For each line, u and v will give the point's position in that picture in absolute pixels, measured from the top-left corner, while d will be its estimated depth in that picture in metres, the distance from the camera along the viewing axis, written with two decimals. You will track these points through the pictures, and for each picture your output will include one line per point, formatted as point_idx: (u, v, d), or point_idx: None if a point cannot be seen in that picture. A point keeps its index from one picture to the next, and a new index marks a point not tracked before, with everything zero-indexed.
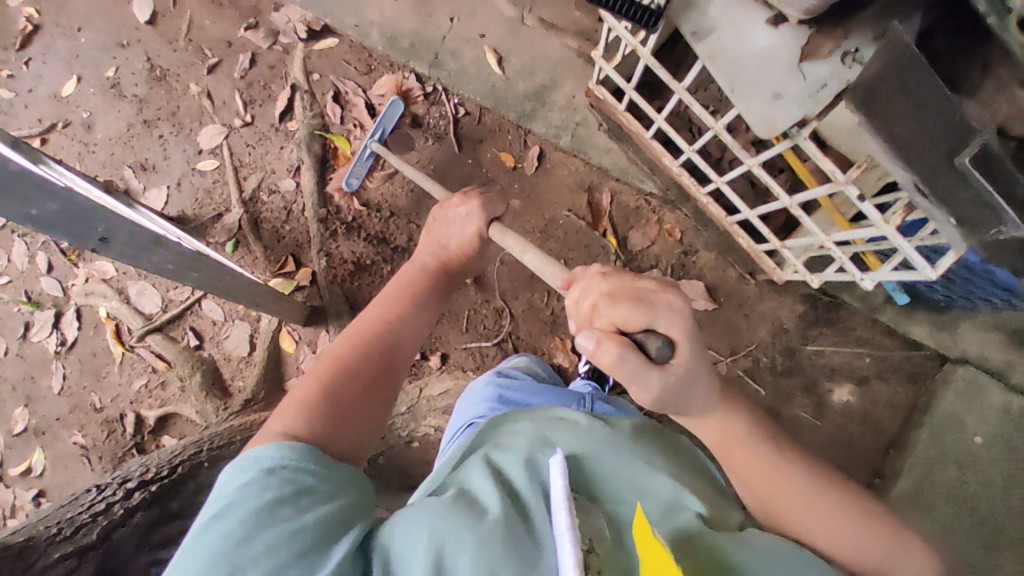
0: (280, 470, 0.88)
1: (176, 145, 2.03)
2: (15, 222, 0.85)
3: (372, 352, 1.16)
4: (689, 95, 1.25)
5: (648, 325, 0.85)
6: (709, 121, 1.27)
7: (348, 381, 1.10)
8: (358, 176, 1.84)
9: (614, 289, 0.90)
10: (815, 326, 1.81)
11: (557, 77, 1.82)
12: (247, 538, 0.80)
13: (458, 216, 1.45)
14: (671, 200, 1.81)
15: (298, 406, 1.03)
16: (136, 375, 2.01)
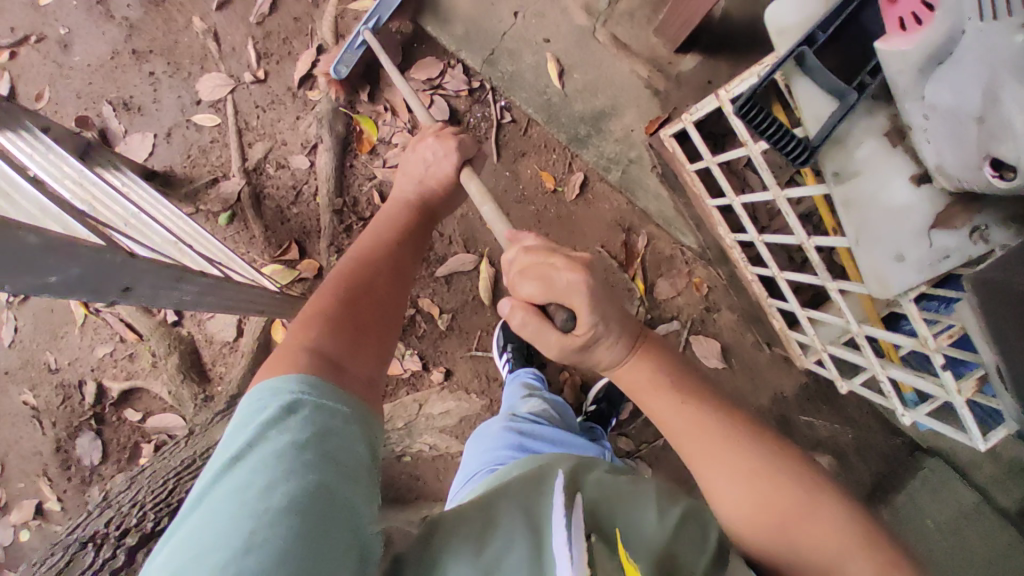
0: (299, 410, 0.68)
1: (169, 88, 1.75)
2: (29, 293, 0.70)
3: (380, 277, 0.93)
4: (787, 204, 1.18)
5: (548, 288, 0.76)
6: (800, 236, 1.23)
7: (354, 303, 0.86)
8: (347, 66, 1.58)
9: (523, 256, 0.81)
10: (813, 401, 1.83)
11: (619, 103, 1.67)
12: (266, 491, 0.61)
13: (435, 140, 1.16)
14: (707, 258, 1.76)
15: (301, 325, 0.81)
16: (100, 342, 1.83)
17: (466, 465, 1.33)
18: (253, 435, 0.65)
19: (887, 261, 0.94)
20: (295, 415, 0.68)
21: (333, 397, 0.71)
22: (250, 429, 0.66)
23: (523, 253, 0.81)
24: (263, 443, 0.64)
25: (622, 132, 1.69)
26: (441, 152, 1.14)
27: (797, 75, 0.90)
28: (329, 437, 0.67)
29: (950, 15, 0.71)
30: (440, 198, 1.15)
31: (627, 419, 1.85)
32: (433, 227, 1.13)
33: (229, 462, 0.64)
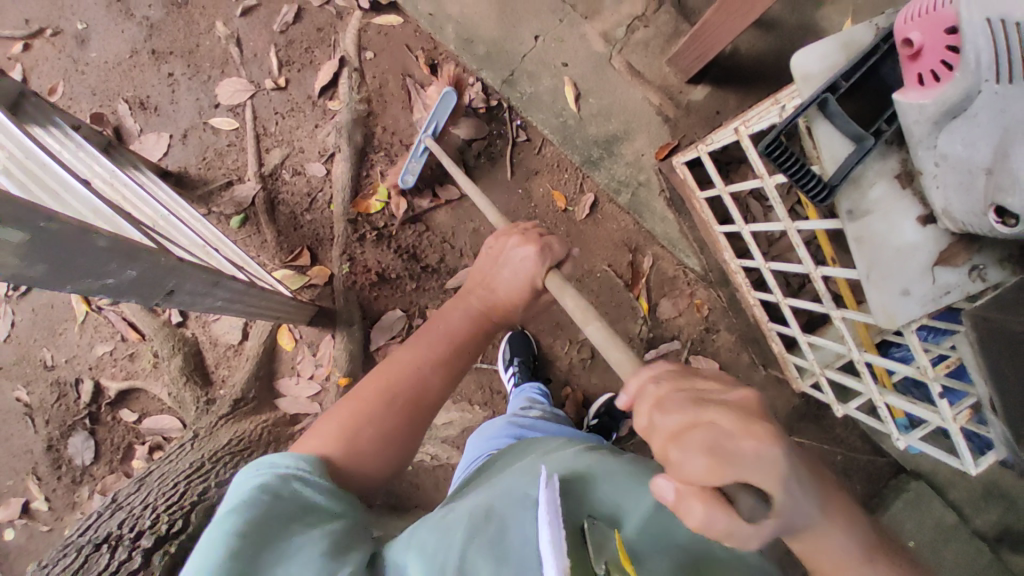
0: (291, 481, 0.75)
1: (187, 90, 1.75)
2: (85, 293, 0.71)
3: (396, 404, 0.93)
4: (797, 236, 1.24)
5: (730, 477, 0.51)
6: (808, 266, 1.29)
7: (364, 428, 0.88)
8: (412, 172, 1.68)
9: (665, 415, 0.56)
10: (802, 420, 1.89)
11: (632, 129, 1.74)
12: (251, 536, 0.67)
13: (502, 255, 1.09)
14: (709, 280, 1.81)
15: (312, 446, 0.86)
16: (100, 340, 1.81)
17: (468, 453, 1.32)
18: (247, 494, 0.72)
19: (894, 294, 1.00)
20: (286, 483, 0.75)
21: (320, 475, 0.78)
22: (253, 483, 0.74)
23: (670, 414, 0.56)
24: (256, 500, 0.71)
25: (633, 156, 1.75)
26: (503, 258, 1.08)
27: (819, 117, 0.97)
28: (310, 508, 0.74)
29: (967, 79, 0.78)
30: (494, 304, 1.07)
31: (626, 434, 1.89)
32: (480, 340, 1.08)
33: (225, 514, 0.70)
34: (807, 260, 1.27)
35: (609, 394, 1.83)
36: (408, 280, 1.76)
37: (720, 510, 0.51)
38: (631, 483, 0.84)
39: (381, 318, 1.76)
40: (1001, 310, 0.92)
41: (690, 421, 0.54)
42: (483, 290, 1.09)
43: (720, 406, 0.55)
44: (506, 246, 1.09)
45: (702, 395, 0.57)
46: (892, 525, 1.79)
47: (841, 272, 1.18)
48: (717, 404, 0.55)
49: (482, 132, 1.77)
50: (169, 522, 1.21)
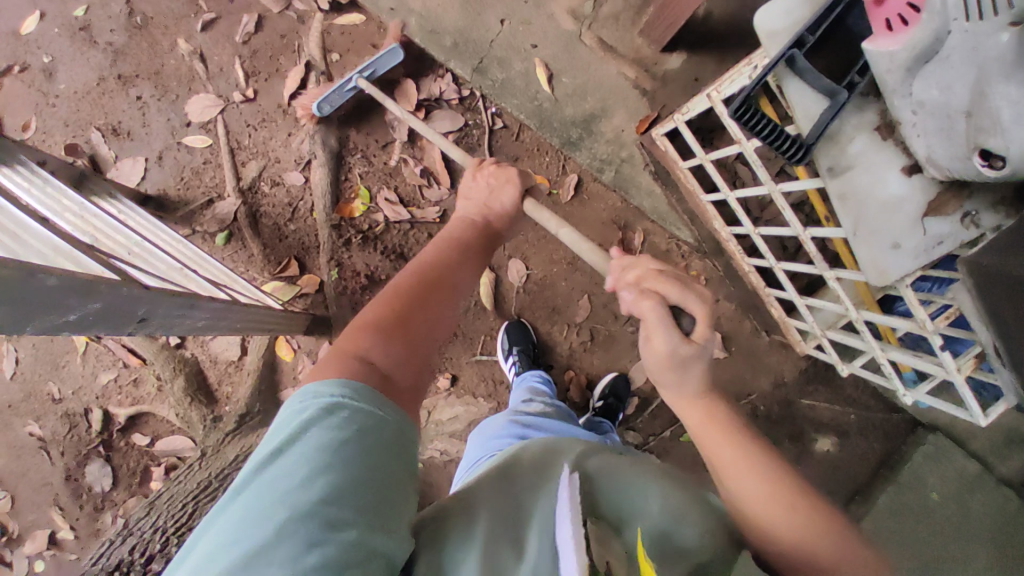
0: (340, 413, 0.69)
1: (157, 111, 1.73)
2: (49, 332, 0.71)
3: (432, 288, 0.94)
4: (783, 199, 1.21)
5: (674, 337, 0.80)
6: (796, 228, 1.26)
7: (412, 311, 0.89)
8: (332, 105, 1.61)
9: (646, 280, 0.86)
10: (811, 383, 1.88)
11: (609, 105, 1.69)
12: (303, 483, 0.62)
13: (488, 175, 1.25)
14: (703, 251, 1.78)
15: (357, 330, 0.84)
16: (103, 369, 1.82)
17: (470, 452, 1.31)
18: (297, 428, 0.67)
19: (885, 250, 0.97)
20: (336, 415, 0.68)
21: (371, 401, 0.72)
22: (301, 418, 0.68)
23: (651, 280, 0.85)
24: (311, 436, 0.66)
25: (613, 133, 1.71)
26: (502, 180, 1.23)
27: (788, 74, 0.93)
28: (369, 440, 0.68)
29: (935, 20, 0.75)
30: (496, 216, 1.19)
31: (633, 412, 1.88)
32: (485, 245, 1.13)
33: (275, 454, 0.65)
34: (794, 223, 1.24)
35: (614, 375, 1.81)
36: None
37: (660, 340, 0.81)
38: (644, 480, 0.80)
39: None
40: (999, 254, 0.88)
41: (659, 286, 0.84)
42: (486, 210, 1.20)
43: (683, 291, 0.82)
44: (503, 171, 1.24)
45: (674, 275, 0.85)
46: (912, 481, 1.77)
47: (830, 232, 1.15)
48: (680, 287, 0.83)
49: (458, 122, 1.75)
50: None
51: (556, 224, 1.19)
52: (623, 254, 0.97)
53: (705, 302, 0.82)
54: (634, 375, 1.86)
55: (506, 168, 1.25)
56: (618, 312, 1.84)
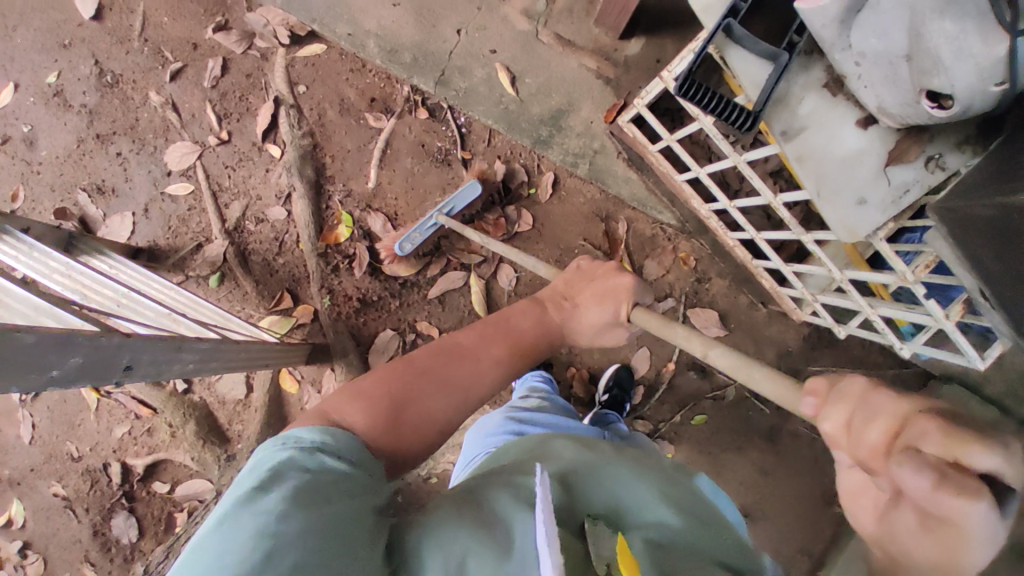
0: (319, 456, 0.73)
1: (138, 165, 1.77)
2: (34, 389, 0.73)
3: (435, 366, 0.96)
4: (749, 168, 1.22)
5: (985, 523, 0.43)
6: (767, 195, 1.26)
7: (409, 390, 0.91)
8: (413, 243, 1.69)
9: (927, 441, 0.45)
10: (816, 350, 1.91)
11: (575, 99, 1.71)
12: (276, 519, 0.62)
13: (594, 275, 1.26)
14: (688, 231, 1.79)
15: (355, 393, 0.88)
16: (116, 423, 1.86)
17: (467, 452, 1.33)
18: (273, 473, 0.68)
19: (852, 205, 0.96)
20: (315, 457, 0.72)
21: (347, 451, 0.76)
22: (275, 463, 0.69)
23: (925, 438, 0.45)
24: (286, 476, 0.67)
25: (583, 125, 1.72)
26: (604, 292, 1.21)
27: (728, 45, 0.94)
28: (346, 482, 0.71)
29: None
30: (570, 324, 1.21)
31: (641, 402, 1.88)
32: (540, 339, 1.15)
33: (251, 492, 0.65)
34: (764, 190, 1.25)
35: (616, 366, 1.81)
36: (390, 299, 1.78)
37: (925, 549, 0.46)
38: (630, 478, 0.82)
39: (375, 342, 1.78)
40: (963, 197, 0.88)
41: (955, 455, 0.43)
42: (562, 309, 1.21)
43: (1004, 457, 0.42)
44: (613, 275, 1.23)
45: (979, 430, 0.43)
46: None
47: (800, 194, 1.16)
48: (997, 447, 0.42)
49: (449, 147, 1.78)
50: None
51: (684, 335, 1.05)
52: (839, 381, 0.56)
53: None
54: (636, 364, 1.86)
55: (604, 265, 1.28)
56: None
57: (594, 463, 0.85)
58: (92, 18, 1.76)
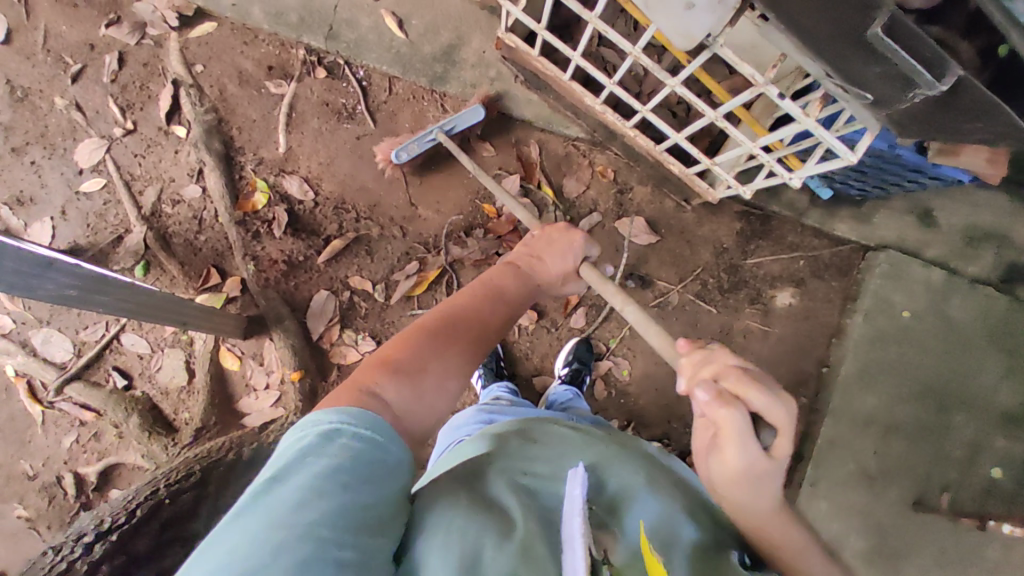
0: (341, 438, 0.71)
1: (52, 169, 1.79)
2: None
3: (449, 335, 0.95)
4: (602, 22, 1.27)
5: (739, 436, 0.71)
6: (627, 47, 1.27)
7: (429, 356, 0.91)
8: (410, 152, 1.69)
9: (725, 378, 0.73)
10: (752, 241, 1.90)
11: (463, 33, 1.77)
12: (298, 511, 0.63)
13: (558, 239, 1.24)
14: (599, 140, 1.81)
15: (372, 367, 0.86)
16: (64, 433, 1.82)
17: (439, 439, 1.37)
18: (294, 460, 0.68)
19: (683, 12, 0.98)
20: (336, 442, 0.70)
21: (368, 426, 0.73)
22: (300, 447, 0.69)
23: (728, 377, 0.73)
24: (308, 464, 0.67)
25: (475, 56, 1.78)
26: (563, 246, 1.23)
27: None
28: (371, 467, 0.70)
29: None
30: (539, 274, 1.20)
31: (588, 325, 1.86)
32: (524, 297, 1.14)
33: (267, 484, 0.66)
34: (623, 43, 1.27)
35: (575, 340, 1.82)
36: (316, 257, 1.78)
37: (716, 458, 0.74)
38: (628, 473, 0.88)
39: (310, 303, 1.79)
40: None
41: (738, 390, 0.71)
42: (530, 262, 1.21)
43: (768, 398, 0.70)
44: (568, 234, 1.24)
45: (757, 380, 0.72)
46: (882, 306, 1.88)
47: (650, 29, 1.18)
48: (763, 390, 0.71)
49: (354, 95, 1.80)
50: (112, 517, 1.28)
51: (622, 300, 1.14)
52: (705, 343, 0.82)
53: (790, 411, 0.72)
54: None
55: (558, 223, 1.27)
56: (538, 227, 1.84)
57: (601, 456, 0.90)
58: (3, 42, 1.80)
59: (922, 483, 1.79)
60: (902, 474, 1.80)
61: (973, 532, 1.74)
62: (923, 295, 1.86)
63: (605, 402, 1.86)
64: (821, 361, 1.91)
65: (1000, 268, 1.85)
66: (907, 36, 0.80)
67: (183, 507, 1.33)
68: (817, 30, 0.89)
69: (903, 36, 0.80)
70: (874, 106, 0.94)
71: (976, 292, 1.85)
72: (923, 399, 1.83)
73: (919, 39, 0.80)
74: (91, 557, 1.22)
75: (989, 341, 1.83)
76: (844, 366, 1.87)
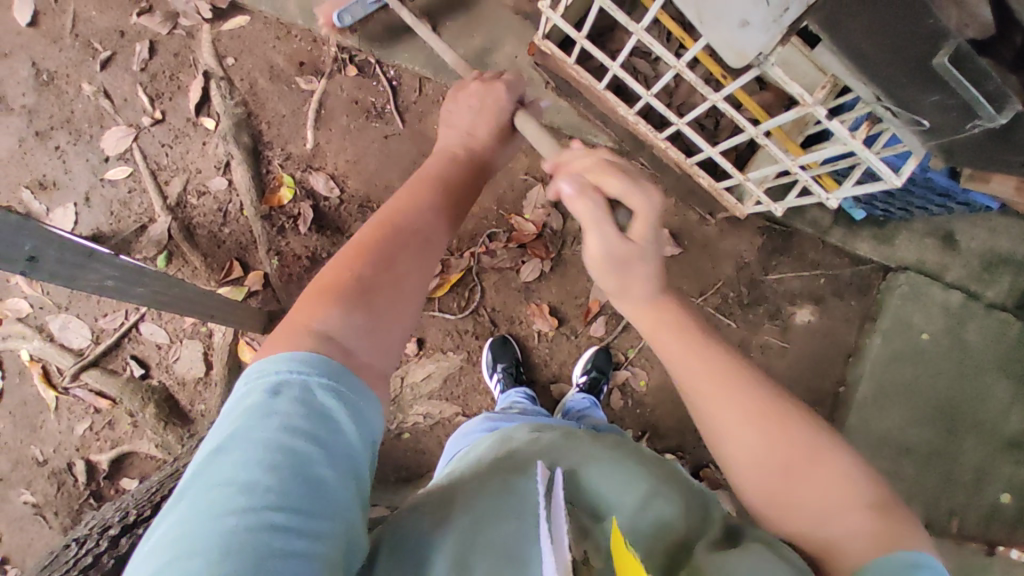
0: (285, 398, 0.65)
1: (77, 156, 1.79)
2: None
3: (393, 243, 0.85)
4: (648, 36, 1.29)
5: (610, 233, 0.81)
6: (672, 62, 1.28)
7: (379, 272, 0.81)
8: (352, 14, 1.66)
9: (608, 183, 0.82)
10: (774, 257, 1.91)
11: (497, 38, 1.78)
12: (246, 486, 0.59)
13: (473, 104, 1.16)
14: (626, 150, 1.82)
15: (318, 295, 0.76)
16: (77, 419, 1.81)
17: (448, 448, 1.24)
18: (239, 426, 0.63)
19: (737, 29, 1.02)
20: (281, 401, 0.64)
21: (325, 382, 0.67)
22: (244, 414, 0.64)
23: (610, 182, 0.82)
24: (253, 436, 0.62)
25: (508, 60, 1.78)
26: (494, 128, 1.15)
27: None
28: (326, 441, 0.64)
29: None
30: (477, 157, 1.11)
31: (607, 334, 1.85)
32: (463, 196, 1.03)
33: (212, 453, 0.62)
34: (667, 57, 1.29)
35: (593, 348, 1.82)
36: None
37: (625, 286, 0.84)
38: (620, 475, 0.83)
39: None
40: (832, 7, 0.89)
41: (599, 179, 0.83)
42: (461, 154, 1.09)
43: (627, 185, 0.81)
44: (489, 91, 1.16)
45: (624, 170, 0.84)
46: (900, 327, 1.88)
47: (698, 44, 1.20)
48: (625, 180, 0.82)
49: (384, 94, 1.80)
50: (138, 511, 1.27)
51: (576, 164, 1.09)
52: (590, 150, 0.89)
53: (649, 197, 0.81)
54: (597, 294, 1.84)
55: (494, 91, 1.17)
56: (562, 234, 1.84)
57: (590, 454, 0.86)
58: (32, 26, 1.80)
59: (934, 506, 1.79)
60: (914, 496, 1.80)
61: (980, 556, 1.75)
62: (941, 318, 1.87)
63: (621, 412, 1.86)
64: (837, 380, 1.91)
65: (1017, 295, 1.86)
66: (975, 69, 0.81)
67: None
68: (874, 54, 0.90)
69: (970, 69, 0.81)
70: (927, 130, 0.97)
71: (992, 317, 1.86)
72: (936, 421, 1.83)
73: (987, 73, 0.80)
74: (118, 552, 1.19)
75: (1004, 366, 1.84)
76: (860, 386, 1.87)
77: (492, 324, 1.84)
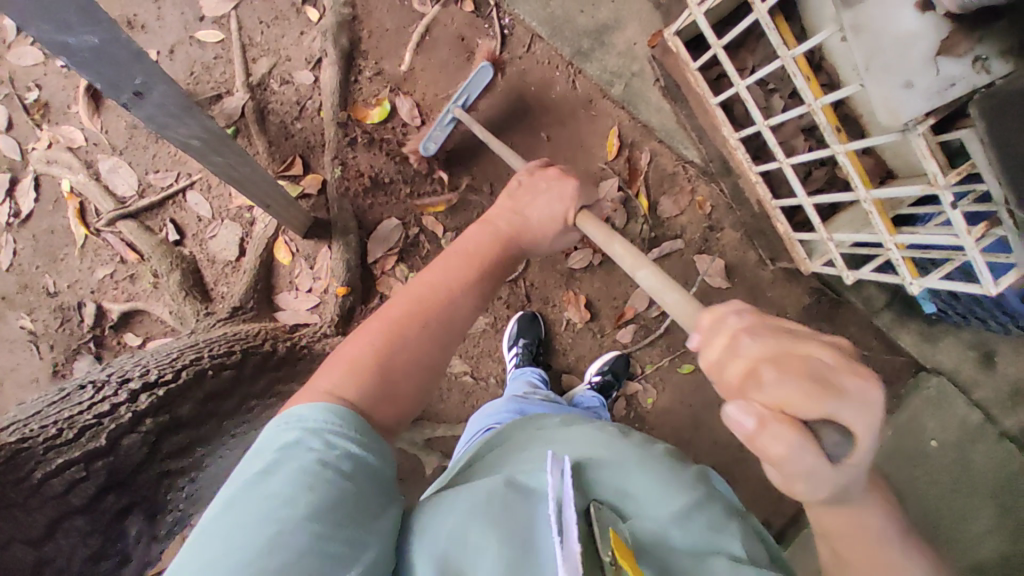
0: (324, 434, 0.74)
1: (172, 6, 1.75)
2: (49, 49, 0.74)
3: (419, 319, 0.88)
4: (795, 65, 1.25)
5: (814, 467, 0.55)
6: (809, 99, 1.26)
7: (400, 350, 0.85)
8: (436, 142, 1.69)
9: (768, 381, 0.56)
10: (814, 321, 1.88)
11: (622, 18, 1.72)
12: (289, 502, 0.67)
13: (542, 188, 1.13)
14: (710, 172, 1.76)
15: (343, 366, 0.82)
16: (100, 263, 1.80)
17: (467, 431, 1.31)
18: (283, 451, 0.72)
19: (896, 89, 0.99)
20: (323, 437, 0.73)
21: (353, 425, 0.76)
22: (285, 443, 0.72)
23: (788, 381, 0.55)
24: (299, 460, 0.70)
25: (624, 45, 1.73)
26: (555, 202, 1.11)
27: None
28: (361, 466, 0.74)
29: None
30: (525, 233, 1.08)
31: (632, 343, 1.84)
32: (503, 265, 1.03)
33: (257, 476, 0.70)
34: (807, 92, 1.26)
35: (615, 353, 1.80)
36: (402, 184, 1.75)
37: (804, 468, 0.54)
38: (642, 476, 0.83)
39: (376, 224, 1.75)
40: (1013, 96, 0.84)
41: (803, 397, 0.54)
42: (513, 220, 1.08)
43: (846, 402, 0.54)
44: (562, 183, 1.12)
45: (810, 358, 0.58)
46: (913, 426, 1.86)
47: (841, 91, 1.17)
48: (826, 359, 0.57)
49: (492, 40, 1.76)
50: (159, 372, 1.32)
51: (633, 259, 1.01)
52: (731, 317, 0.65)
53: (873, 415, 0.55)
54: (634, 302, 1.82)
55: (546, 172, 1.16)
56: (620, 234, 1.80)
57: (613, 455, 0.86)
58: None
59: None
60: None
61: None
62: (958, 432, 1.82)
63: (621, 420, 1.85)
64: None
65: None
66: None
67: (222, 381, 1.41)
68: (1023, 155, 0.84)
69: None
70: None
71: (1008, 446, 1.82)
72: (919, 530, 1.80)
73: None
74: (138, 408, 1.25)
75: None
76: None
77: (526, 299, 1.83)
